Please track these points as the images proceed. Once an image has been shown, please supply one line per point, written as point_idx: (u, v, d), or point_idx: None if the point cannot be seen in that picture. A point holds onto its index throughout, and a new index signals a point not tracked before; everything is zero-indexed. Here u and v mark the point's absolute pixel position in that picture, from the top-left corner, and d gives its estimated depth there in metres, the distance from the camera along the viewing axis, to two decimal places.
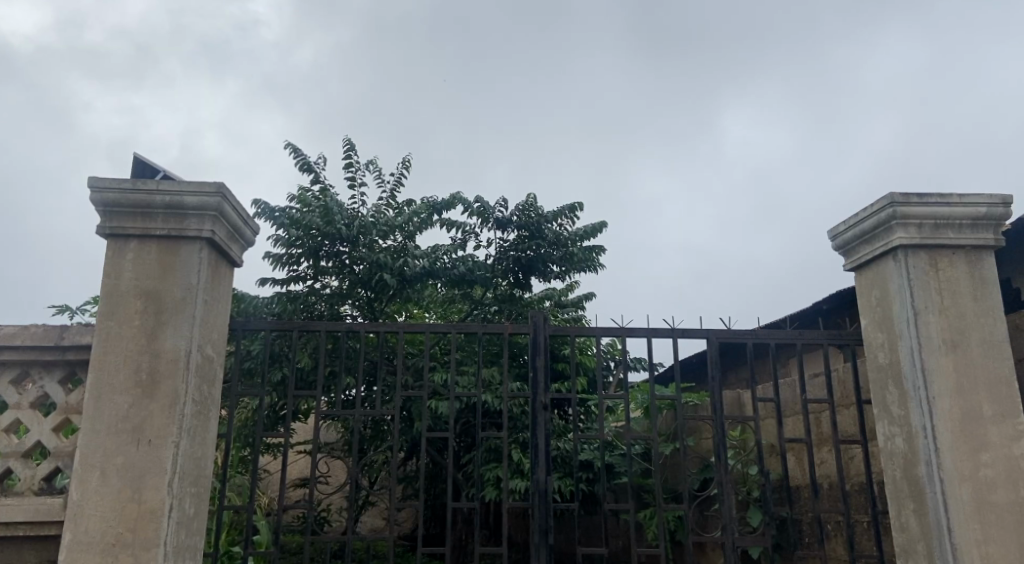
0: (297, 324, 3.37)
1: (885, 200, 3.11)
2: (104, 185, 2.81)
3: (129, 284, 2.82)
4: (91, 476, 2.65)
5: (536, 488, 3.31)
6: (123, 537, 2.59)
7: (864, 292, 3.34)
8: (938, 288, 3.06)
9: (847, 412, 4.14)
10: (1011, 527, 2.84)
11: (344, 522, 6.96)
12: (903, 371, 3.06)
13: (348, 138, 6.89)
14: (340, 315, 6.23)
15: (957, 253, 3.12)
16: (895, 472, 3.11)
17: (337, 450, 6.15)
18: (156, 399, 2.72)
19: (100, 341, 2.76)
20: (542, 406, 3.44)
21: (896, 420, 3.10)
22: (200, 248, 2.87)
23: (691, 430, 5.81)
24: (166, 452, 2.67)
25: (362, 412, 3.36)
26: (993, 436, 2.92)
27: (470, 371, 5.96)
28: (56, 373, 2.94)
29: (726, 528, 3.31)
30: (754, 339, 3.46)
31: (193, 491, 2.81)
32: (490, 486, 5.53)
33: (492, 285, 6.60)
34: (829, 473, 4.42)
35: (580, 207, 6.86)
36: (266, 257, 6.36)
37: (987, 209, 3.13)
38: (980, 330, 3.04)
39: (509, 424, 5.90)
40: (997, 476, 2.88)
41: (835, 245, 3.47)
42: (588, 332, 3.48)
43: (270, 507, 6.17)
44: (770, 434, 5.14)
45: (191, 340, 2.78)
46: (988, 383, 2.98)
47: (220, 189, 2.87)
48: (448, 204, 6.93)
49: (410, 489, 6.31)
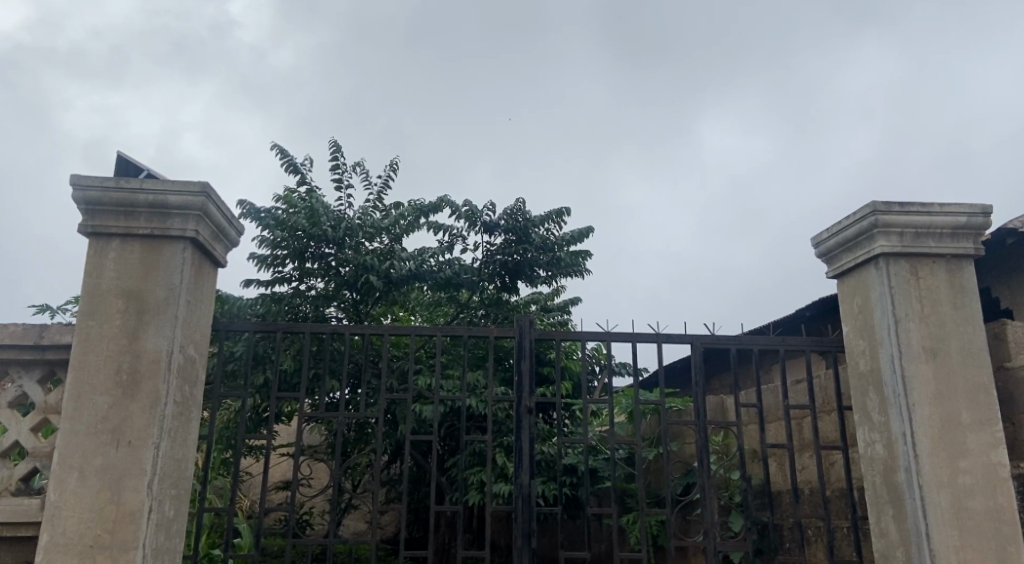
0: (281, 326, 3.33)
1: (868, 209, 3.14)
2: (87, 183, 2.79)
3: (111, 284, 2.80)
4: (69, 478, 2.62)
5: (519, 492, 3.31)
6: (101, 538, 2.57)
7: (846, 299, 3.37)
8: (918, 296, 3.09)
9: (829, 419, 4.18)
10: (988, 533, 2.87)
11: (326, 525, 6.94)
12: (884, 378, 3.09)
13: (335, 138, 6.86)
14: (325, 317, 6.21)
15: (938, 261, 3.15)
16: (875, 478, 3.14)
17: (320, 453, 6.13)
18: (136, 400, 2.69)
19: (80, 340, 2.73)
20: (526, 410, 3.44)
21: (876, 427, 3.13)
22: (183, 248, 2.85)
23: (675, 435, 5.87)
24: (146, 453, 2.65)
25: (346, 415, 3.29)
26: (972, 443, 2.95)
27: (455, 375, 5.97)
28: (35, 372, 2.91)
29: (706, 534, 3.32)
30: (738, 345, 3.47)
31: (173, 493, 2.79)
32: (474, 490, 5.57)
33: (478, 288, 6.58)
34: (810, 479, 4.47)
35: (567, 212, 6.88)
36: (250, 257, 6.32)
37: (968, 219, 3.16)
38: (959, 338, 3.07)
39: (493, 428, 5.91)
40: (975, 483, 2.91)
41: (818, 252, 3.50)
42: (573, 336, 3.48)
43: (250, 511, 6.14)
44: (752, 440, 5.17)
45: (173, 340, 2.76)
46: (967, 391, 3.01)
47: (205, 189, 2.85)
48: (436, 207, 6.92)
49: (393, 492, 6.31)
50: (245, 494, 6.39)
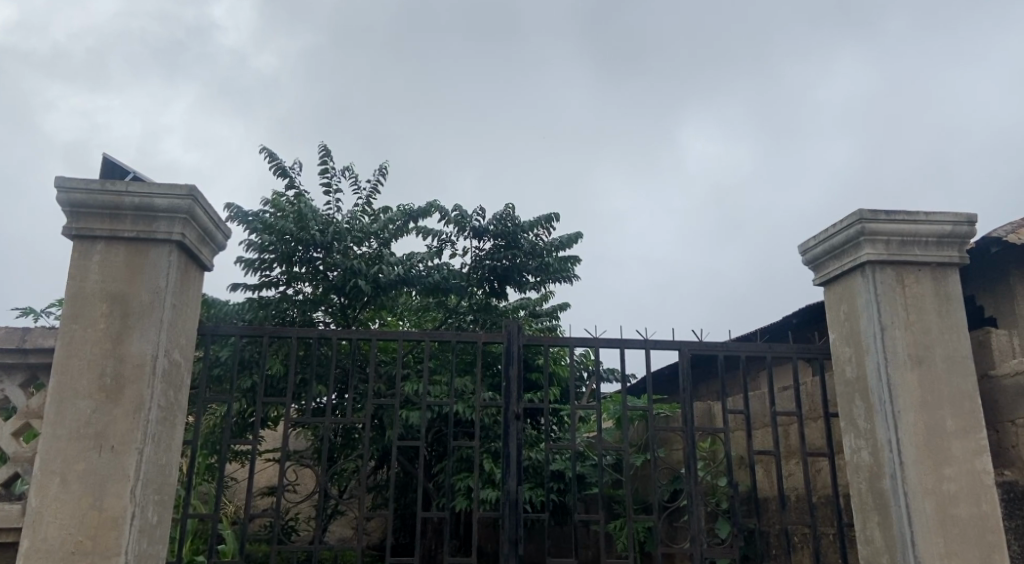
0: (267, 330, 3.29)
1: (854, 217, 3.16)
2: (72, 185, 2.76)
3: (95, 286, 2.77)
4: (51, 483, 2.59)
5: (506, 498, 3.30)
6: (82, 545, 2.54)
7: (832, 307, 3.38)
8: (904, 304, 3.11)
9: (815, 425, 4.20)
10: (972, 540, 2.88)
11: (311, 531, 6.89)
12: (870, 385, 3.10)
13: (323, 143, 6.83)
14: (313, 322, 6.18)
15: (923, 269, 3.17)
16: (861, 484, 3.15)
17: (306, 459, 6.09)
18: (119, 405, 2.67)
19: (63, 344, 2.70)
20: (514, 415, 3.42)
21: (862, 434, 3.14)
22: (169, 252, 2.83)
23: (663, 441, 5.90)
24: (129, 459, 2.62)
25: (332, 420, 3.22)
26: (956, 450, 2.97)
27: (443, 380, 5.96)
28: (16, 376, 2.87)
29: (694, 540, 3.30)
30: (726, 351, 3.47)
31: (157, 499, 2.76)
32: (461, 496, 5.56)
33: (467, 294, 6.57)
34: (796, 485, 4.48)
35: (556, 217, 6.89)
36: (237, 261, 6.28)
37: (953, 227, 3.19)
38: (944, 345, 3.09)
39: (481, 434, 5.92)
40: (959, 490, 2.92)
41: (805, 260, 3.51)
42: (561, 342, 3.46)
43: (234, 518, 6.10)
44: (739, 446, 5.18)
45: (159, 344, 2.74)
46: (952, 399, 3.03)
47: (191, 192, 2.84)
48: (425, 211, 6.91)
49: (379, 497, 6.28)
50: (229, 501, 6.36)
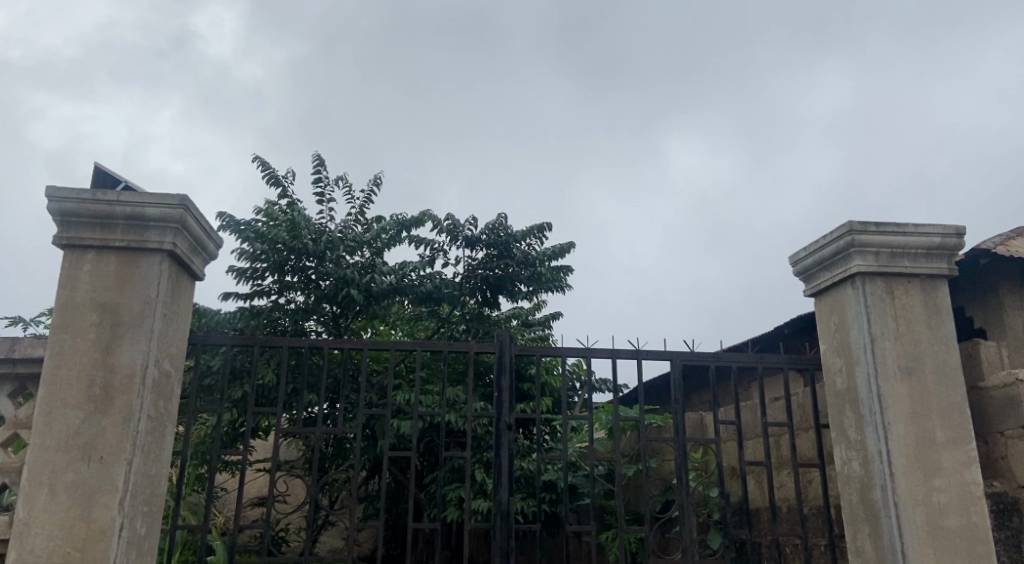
0: (260, 340, 3.26)
1: (844, 229, 3.18)
2: (63, 195, 2.75)
3: (84, 297, 2.76)
4: (38, 495, 2.56)
5: (497, 509, 3.28)
6: (71, 556, 2.52)
7: (823, 319, 3.40)
8: (894, 315, 3.13)
9: (806, 436, 4.24)
10: (961, 552, 2.89)
11: (302, 542, 6.87)
12: (860, 395, 3.11)
13: (316, 152, 6.82)
14: (304, 331, 6.14)
15: (912, 281, 3.19)
16: (851, 495, 3.15)
17: (297, 469, 6.09)
18: (108, 416, 2.65)
19: (52, 354, 2.69)
20: (506, 426, 3.40)
21: (853, 445, 3.15)
22: (160, 260, 2.82)
23: (655, 451, 5.96)
24: (119, 469, 2.60)
25: (323, 430, 3.10)
26: (946, 462, 2.98)
27: (435, 390, 5.96)
28: (5, 387, 2.86)
29: (685, 552, 3.29)
30: (717, 362, 3.47)
31: (144, 511, 2.74)
32: (452, 506, 5.58)
33: (459, 303, 6.56)
34: (788, 496, 4.51)
35: (548, 227, 6.90)
36: (229, 271, 6.26)
37: (941, 240, 3.21)
38: (934, 356, 3.11)
39: (472, 444, 5.92)
40: (949, 501, 2.94)
41: (796, 270, 3.53)
42: (554, 353, 3.45)
43: (224, 528, 6.11)
44: (730, 457, 5.20)
45: (148, 354, 2.73)
46: (941, 410, 3.05)
47: (183, 202, 2.82)
48: (418, 221, 6.91)
49: (370, 508, 6.28)
50: (218, 512, 6.33)
